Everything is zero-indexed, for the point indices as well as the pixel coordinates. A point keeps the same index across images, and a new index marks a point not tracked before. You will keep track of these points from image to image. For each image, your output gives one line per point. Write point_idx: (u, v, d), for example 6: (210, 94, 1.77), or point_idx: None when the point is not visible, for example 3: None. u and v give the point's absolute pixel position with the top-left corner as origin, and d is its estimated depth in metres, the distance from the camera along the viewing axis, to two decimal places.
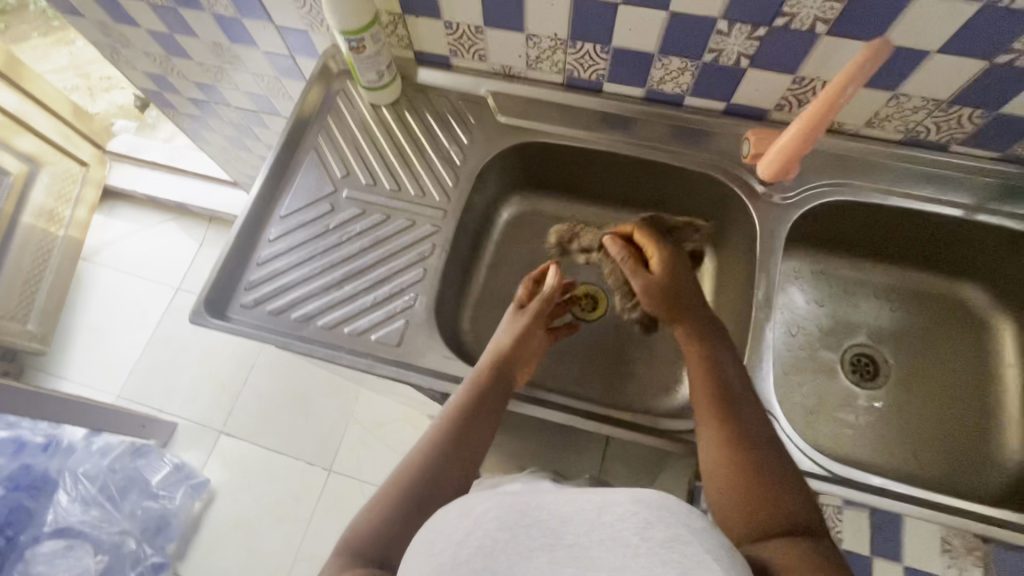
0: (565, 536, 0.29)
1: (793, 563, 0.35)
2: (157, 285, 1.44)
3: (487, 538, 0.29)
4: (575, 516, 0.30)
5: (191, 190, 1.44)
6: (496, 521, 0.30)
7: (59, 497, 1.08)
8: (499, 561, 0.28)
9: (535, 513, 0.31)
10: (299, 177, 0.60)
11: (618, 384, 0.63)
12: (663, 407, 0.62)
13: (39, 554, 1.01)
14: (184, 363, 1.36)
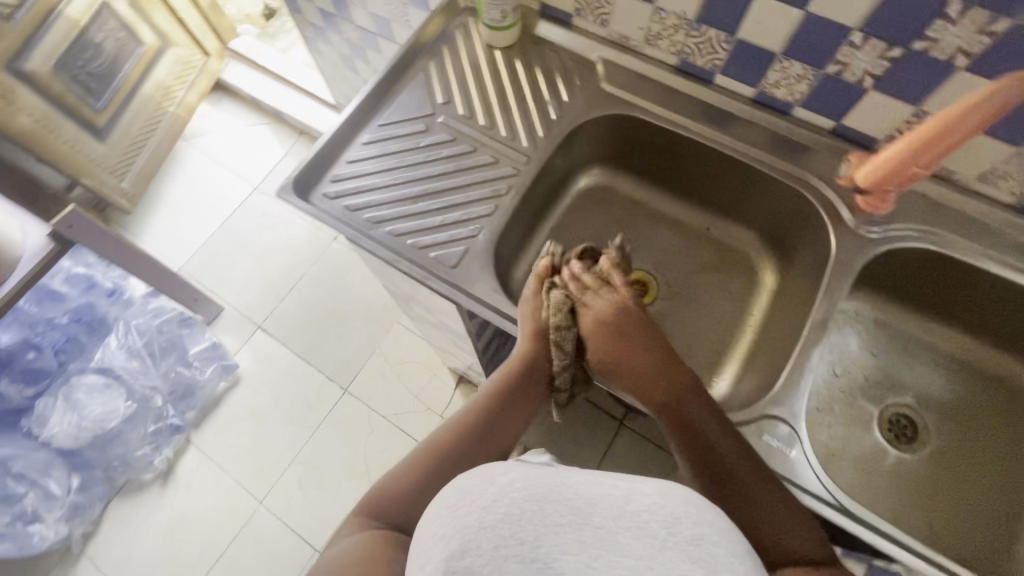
0: (593, 519, 0.31)
1: None
2: (239, 179, 1.53)
3: (513, 507, 0.31)
4: (603, 500, 0.32)
5: (293, 102, 1.52)
6: (523, 491, 0.32)
7: (110, 341, 1.22)
8: (525, 531, 0.30)
9: (561, 487, 0.33)
10: (403, 94, 0.63)
11: None
12: None
13: (82, 384, 1.16)
14: (245, 255, 1.45)
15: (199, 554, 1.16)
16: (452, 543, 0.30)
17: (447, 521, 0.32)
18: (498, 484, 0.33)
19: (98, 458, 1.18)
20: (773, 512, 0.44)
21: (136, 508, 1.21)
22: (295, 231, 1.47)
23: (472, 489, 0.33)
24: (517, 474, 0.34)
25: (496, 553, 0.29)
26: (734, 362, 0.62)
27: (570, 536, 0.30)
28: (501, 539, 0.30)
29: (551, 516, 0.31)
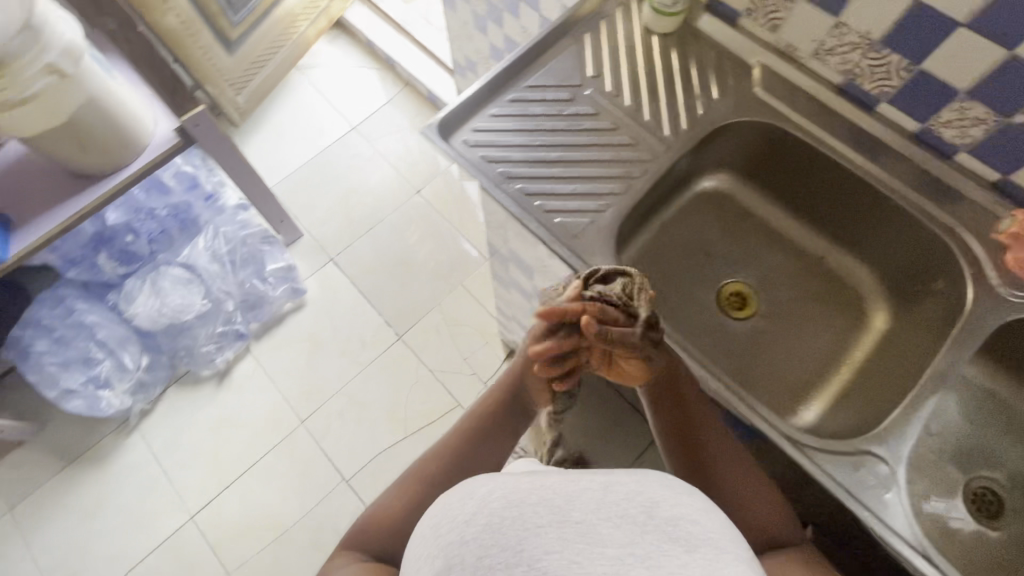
0: (571, 514, 0.34)
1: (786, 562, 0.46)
2: (340, 116, 1.58)
3: (493, 515, 0.33)
4: (582, 497, 0.35)
5: (407, 55, 1.57)
6: (499, 501, 0.34)
7: (198, 241, 1.30)
8: (505, 536, 0.32)
9: (537, 489, 0.35)
10: (554, 60, 0.64)
11: (744, 375, 0.63)
12: (783, 416, 0.61)
13: (169, 274, 1.25)
14: (331, 189, 1.50)
15: (237, 454, 1.23)
16: (437, 561, 0.33)
17: (432, 537, 0.35)
18: (474, 493, 0.35)
19: (168, 345, 1.27)
20: (749, 502, 0.50)
21: (191, 399, 1.28)
22: (382, 177, 1.52)
23: (456, 507, 0.35)
24: (496, 483, 0.36)
25: (479, 565, 0.31)
26: (825, 396, 0.61)
27: (552, 534, 0.32)
28: (485, 548, 0.32)
29: (524, 522, 0.33)
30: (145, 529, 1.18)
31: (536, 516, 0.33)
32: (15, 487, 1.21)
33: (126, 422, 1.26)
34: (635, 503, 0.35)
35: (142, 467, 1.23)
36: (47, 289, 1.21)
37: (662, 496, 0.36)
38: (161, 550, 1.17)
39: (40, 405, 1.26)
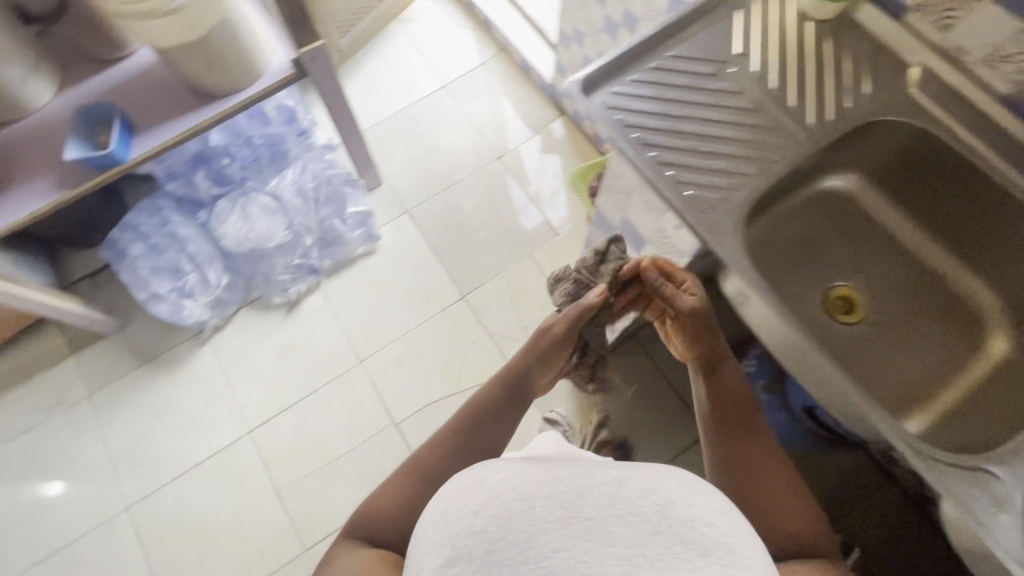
0: (584, 510, 0.37)
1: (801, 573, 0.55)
2: (432, 73, 1.60)
3: (503, 508, 0.37)
4: (593, 491, 0.38)
5: (508, 21, 1.57)
6: (512, 492, 0.37)
7: (286, 174, 1.35)
8: (513, 531, 0.35)
9: (553, 480, 0.39)
10: (701, 34, 0.63)
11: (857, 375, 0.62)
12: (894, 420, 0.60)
13: (257, 201, 1.31)
14: (414, 144, 1.52)
15: (298, 382, 1.29)
16: (446, 550, 0.36)
17: (439, 526, 0.38)
18: (484, 482, 0.39)
19: (247, 269, 1.33)
20: (778, 510, 0.60)
21: (261, 323, 1.34)
22: (466, 138, 1.53)
23: (465, 497, 0.38)
24: (509, 471, 0.39)
25: (486, 561, 0.34)
26: (927, 415, 0.60)
27: (563, 531, 0.36)
28: (493, 543, 0.35)
29: (532, 517, 0.36)
30: (205, 436, 1.26)
31: (544, 512, 0.36)
32: (96, 376, 1.31)
33: (199, 334, 1.33)
34: (633, 496, 0.38)
35: (208, 378, 1.30)
36: (145, 199, 1.29)
37: (656, 498, 0.38)
38: (218, 457, 1.24)
39: (126, 305, 1.34)
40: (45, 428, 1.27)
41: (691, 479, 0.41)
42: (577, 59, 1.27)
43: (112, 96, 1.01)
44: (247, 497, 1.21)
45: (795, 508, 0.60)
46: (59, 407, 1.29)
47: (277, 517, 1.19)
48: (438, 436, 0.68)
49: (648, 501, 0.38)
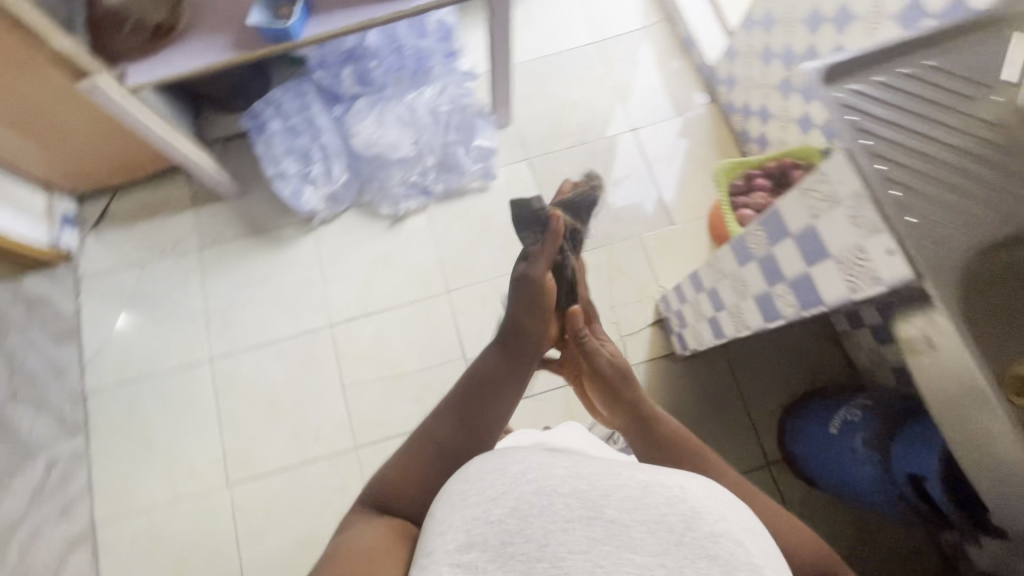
0: (606, 513, 0.44)
1: None
2: (590, 24, 1.53)
3: (523, 502, 0.45)
4: (616, 497, 0.46)
5: None
6: (532, 487, 0.46)
7: (425, 90, 1.35)
8: (531, 525, 0.44)
9: (578, 481, 0.47)
10: (965, 54, 0.57)
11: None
12: None
13: (393, 111, 1.32)
14: (553, 93, 1.48)
15: (386, 294, 1.33)
16: (467, 535, 0.44)
17: (469, 506, 0.46)
18: (505, 471, 0.48)
19: (366, 173, 1.36)
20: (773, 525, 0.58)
21: (365, 228, 1.38)
22: (606, 102, 1.47)
23: (484, 487, 0.47)
24: (529, 465, 0.48)
25: (502, 551, 0.43)
26: None
27: (580, 531, 0.43)
28: (508, 536, 0.44)
29: (552, 515, 0.44)
30: (291, 317, 1.32)
31: (566, 510, 0.44)
32: (210, 233, 1.39)
33: (307, 222, 1.38)
34: (651, 504, 0.45)
35: (306, 265, 1.36)
36: (293, 80, 1.34)
37: (659, 509, 0.45)
38: (299, 340, 1.31)
39: (250, 176, 1.41)
40: (156, 267, 1.37)
41: (702, 493, 0.47)
42: (756, 47, 1.18)
43: None
44: (315, 383, 1.28)
45: (778, 515, 0.59)
46: (173, 251, 1.38)
47: (338, 410, 1.26)
48: (439, 414, 0.67)
49: (648, 512, 0.44)
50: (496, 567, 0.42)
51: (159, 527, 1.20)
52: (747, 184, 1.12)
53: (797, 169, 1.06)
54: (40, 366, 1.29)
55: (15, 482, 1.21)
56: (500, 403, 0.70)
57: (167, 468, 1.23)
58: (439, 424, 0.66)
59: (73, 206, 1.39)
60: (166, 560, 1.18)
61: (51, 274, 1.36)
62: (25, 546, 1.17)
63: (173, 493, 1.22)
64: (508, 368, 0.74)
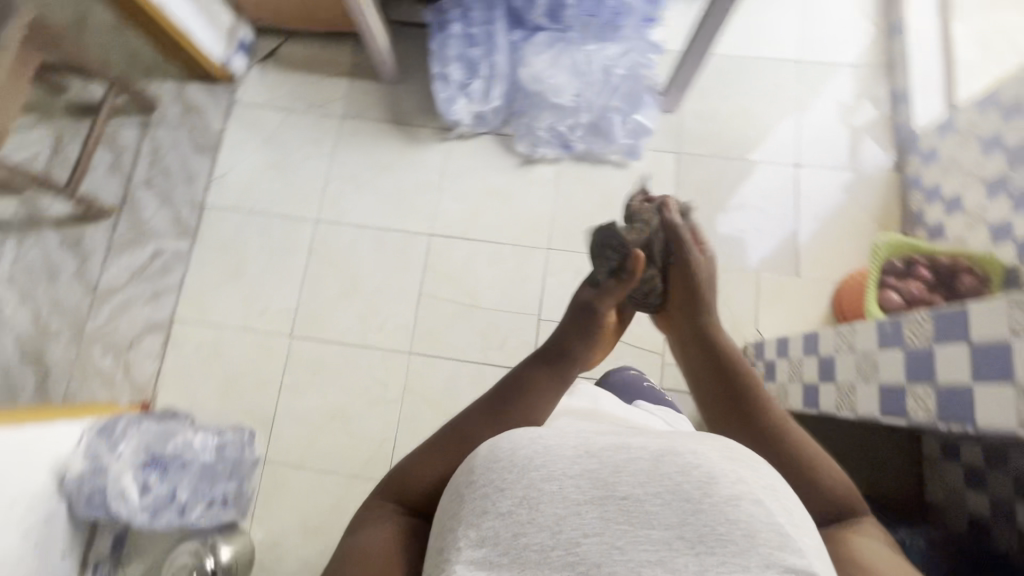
0: (618, 491, 0.44)
1: (858, 543, 0.53)
2: (803, 41, 1.41)
3: (530, 489, 0.45)
4: (628, 471, 0.45)
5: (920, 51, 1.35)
6: (541, 472, 0.46)
7: (610, 47, 1.30)
8: (541, 512, 0.44)
9: (594, 456, 0.47)
10: None
11: None
12: None
13: (571, 57, 1.29)
14: (732, 97, 1.39)
15: (491, 227, 1.34)
16: (477, 535, 0.45)
17: (474, 504, 0.47)
18: (509, 460, 0.48)
19: (519, 107, 1.34)
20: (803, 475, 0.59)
21: (495, 158, 1.37)
22: (782, 127, 1.37)
23: (490, 476, 0.48)
24: (532, 450, 0.48)
25: (515, 541, 0.44)
26: None
27: (594, 513, 0.44)
28: (519, 529, 0.44)
29: (564, 500, 0.45)
30: (398, 212, 1.36)
31: (577, 492, 0.45)
32: (356, 106, 1.43)
33: (446, 132, 1.39)
34: (665, 473, 0.45)
35: (429, 170, 1.38)
36: None
37: (671, 479, 0.44)
38: (398, 236, 1.34)
39: (412, 67, 1.43)
40: (299, 117, 1.42)
41: (716, 456, 0.47)
42: (982, 129, 1.05)
43: None
44: (397, 280, 1.32)
45: (816, 461, 0.60)
46: (319, 109, 1.43)
47: (407, 313, 1.30)
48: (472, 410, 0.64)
49: (658, 485, 0.44)
50: (510, 561, 0.43)
51: (222, 347, 1.29)
52: (907, 267, 1.02)
53: (969, 276, 0.97)
54: (176, 166, 1.38)
55: (124, 256, 1.33)
56: (541, 400, 0.65)
57: (245, 299, 1.31)
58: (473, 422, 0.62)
59: (250, 34, 1.46)
60: (218, 377, 1.27)
61: (211, 88, 1.44)
62: (114, 312, 1.30)
63: (243, 323, 1.30)
64: (534, 371, 0.69)
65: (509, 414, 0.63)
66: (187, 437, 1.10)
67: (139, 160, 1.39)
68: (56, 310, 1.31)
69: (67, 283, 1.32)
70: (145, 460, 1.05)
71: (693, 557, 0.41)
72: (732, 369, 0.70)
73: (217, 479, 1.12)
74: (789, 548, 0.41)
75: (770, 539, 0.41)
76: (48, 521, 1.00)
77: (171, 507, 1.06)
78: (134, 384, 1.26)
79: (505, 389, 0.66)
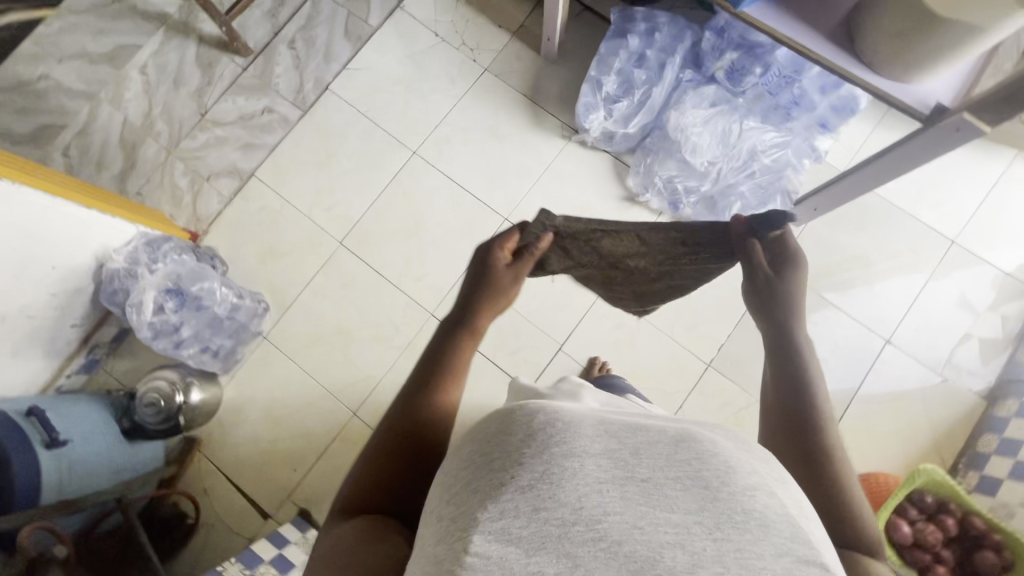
0: (639, 474, 0.42)
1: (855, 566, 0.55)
2: (971, 227, 1.27)
3: (546, 467, 0.41)
4: (653, 454, 0.43)
5: None
6: (557, 448, 0.42)
7: (768, 134, 1.21)
8: (560, 490, 0.40)
9: (616, 438, 0.44)
10: None
11: None
12: None
13: (726, 125, 1.21)
14: (863, 244, 1.28)
15: None
16: (487, 500, 0.41)
17: (477, 472, 0.43)
18: (532, 431, 0.43)
19: (651, 143, 1.27)
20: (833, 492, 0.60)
21: (602, 180, 1.33)
22: (896, 297, 1.25)
23: (512, 445, 0.43)
24: (544, 417, 0.45)
25: (534, 513, 0.39)
26: None
27: (617, 492, 0.41)
28: (539, 501, 0.40)
29: (585, 477, 0.41)
30: (488, 182, 1.34)
31: (598, 472, 0.41)
32: (504, 66, 1.40)
33: (570, 132, 1.35)
34: (684, 458, 0.43)
35: (536, 160, 1.35)
36: (685, 21, 1.24)
37: (689, 465, 0.43)
38: (477, 204, 1.34)
39: (574, 55, 1.38)
40: (447, 49, 1.41)
41: (730, 448, 0.46)
42: None
43: None
44: (455, 245, 1.32)
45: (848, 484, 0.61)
46: (469, 51, 1.41)
47: (448, 277, 1.31)
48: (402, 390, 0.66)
49: (680, 468, 0.42)
50: (532, 531, 0.39)
51: (279, 221, 1.34)
52: (935, 509, 0.99)
53: (992, 552, 0.95)
54: (321, 40, 1.42)
55: (240, 98, 1.39)
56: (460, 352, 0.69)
57: (319, 190, 1.35)
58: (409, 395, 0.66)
59: None
60: (264, 245, 1.33)
61: None
62: (210, 142, 1.38)
63: (307, 210, 1.34)
64: (454, 338, 0.69)
65: (445, 386, 0.66)
66: (213, 286, 1.16)
67: (294, 19, 1.43)
68: (166, 116, 1.40)
69: (185, 97, 1.41)
70: (169, 286, 1.12)
71: (710, 541, 0.39)
72: (813, 376, 0.68)
73: (220, 332, 1.21)
74: (799, 538, 0.41)
75: (782, 530, 0.41)
76: (75, 292, 1.12)
77: (172, 337, 1.14)
78: (196, 214, 1.34)
79: (432, 365, 0.68)
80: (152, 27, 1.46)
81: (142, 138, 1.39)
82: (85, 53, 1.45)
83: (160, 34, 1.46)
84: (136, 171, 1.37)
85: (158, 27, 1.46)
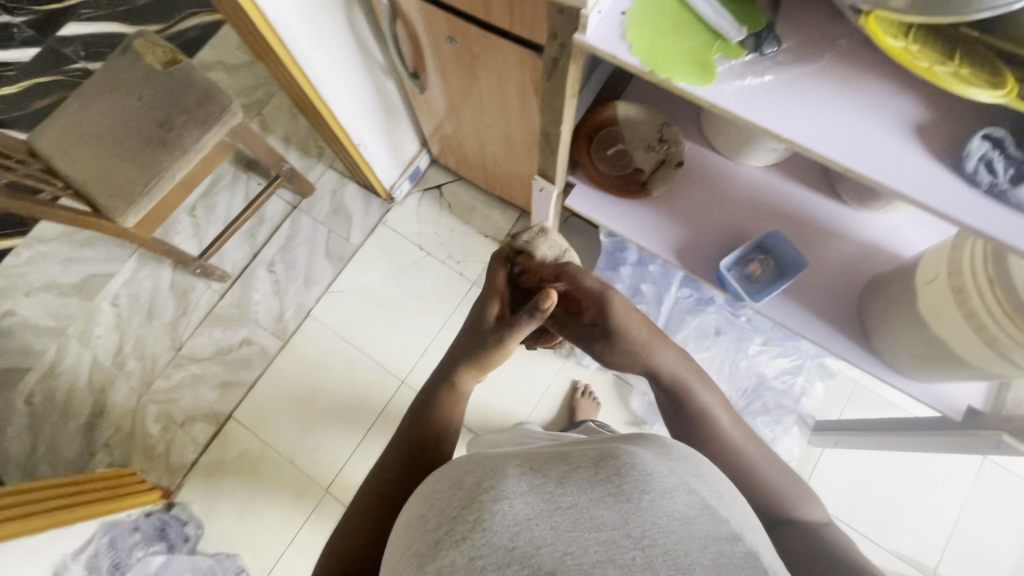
0: (564, 499, 0.38)
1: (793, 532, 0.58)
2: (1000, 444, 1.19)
3: (475, 502, 0.39)
4: (580, 472, 0.40)
5: None
6: (479, 487, 0.41)
7: (775, 361, 1.17)
8: (477, 518, 0.37)
9: (549, 470, 0.41)
10: None
11: None
12: None
13: (729, 359, 1.18)
14: (892, 466, 1.19)
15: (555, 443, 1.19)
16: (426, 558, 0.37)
17: (424, 528, 0.41)
18: (463, 487, 0.42)
19: None
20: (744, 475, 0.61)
21: (606, 405, 1.25)
22: (935, 524, 1.15)
23: (446, 501, 0.42)
24: (479, 464, 0.46)
25: (472, 563, 0.35)
26: None
27: (549, 518, 0.36)
28: (475, 551, 0.35)
29: (514, 516, 0.37)
30: (482, 412, 1.26)
31: (526, 506, 0.37)
32: None
33: (566, 350, 1.29)
34: (605, 478, 0.39)
35: (534, 383, 1.28)
36: None
37: (609, 482, 0.38)
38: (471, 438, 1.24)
39: None
40: (432, 264, 1.37)
41: (648, 459, 0.41)
42: None
43: (783, 224, 0.89)
44: None
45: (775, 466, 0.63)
46: (455, 264, 1.37)
47: None
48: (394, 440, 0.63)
49: (603, 487, 0.38)
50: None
51: (260, 467, 1.25)
52: None
53: None
54: (302, 263, 1.38)
55: (217, 330, 1.34)
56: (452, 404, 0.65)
57: (302, 429, 1.27)
58: (400, 440, 0.61)
59: (426, 162, 1.42)
60: (243, 495, 1.23)
61: (367, 197, 1.42)
62: (185, 382, 1.31)
63: (291, 452, 1.26)
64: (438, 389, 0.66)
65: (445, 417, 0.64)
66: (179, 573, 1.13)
67: (272, 240, 1.40)
68: (138, 352, 1.33)
69: (159, 330, 1.35)
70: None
71: (638, 550, 0.34)
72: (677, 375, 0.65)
73: None
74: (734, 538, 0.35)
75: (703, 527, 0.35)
76: None
77: None
78: (169, 466, 1.25)
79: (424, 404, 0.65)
80: (125, 253, 1.42)
81: (111, 379, 1.32)
82: (55, 285, 1.39)
83: (133, 260, 1.41)
84: (105, 418, 1.28)
85: (130, 253, 1.42)
